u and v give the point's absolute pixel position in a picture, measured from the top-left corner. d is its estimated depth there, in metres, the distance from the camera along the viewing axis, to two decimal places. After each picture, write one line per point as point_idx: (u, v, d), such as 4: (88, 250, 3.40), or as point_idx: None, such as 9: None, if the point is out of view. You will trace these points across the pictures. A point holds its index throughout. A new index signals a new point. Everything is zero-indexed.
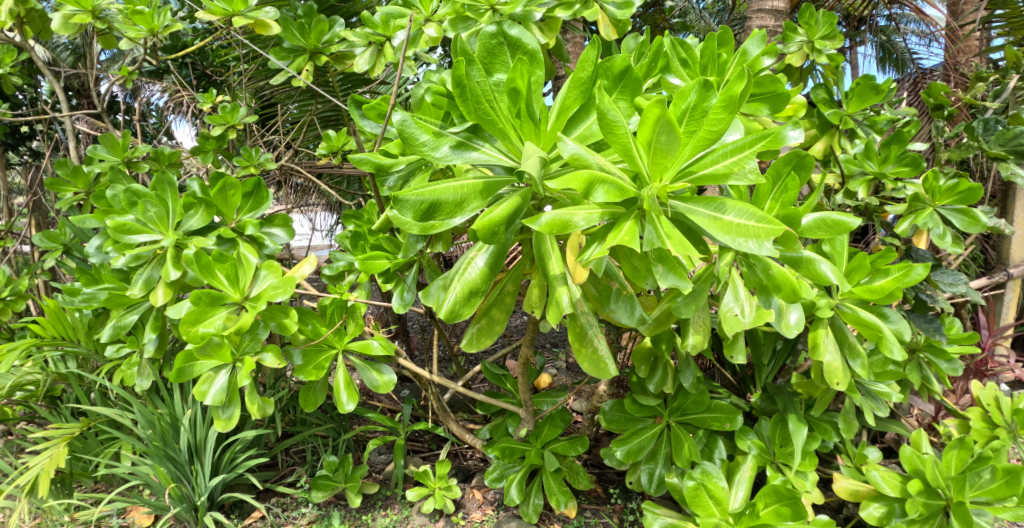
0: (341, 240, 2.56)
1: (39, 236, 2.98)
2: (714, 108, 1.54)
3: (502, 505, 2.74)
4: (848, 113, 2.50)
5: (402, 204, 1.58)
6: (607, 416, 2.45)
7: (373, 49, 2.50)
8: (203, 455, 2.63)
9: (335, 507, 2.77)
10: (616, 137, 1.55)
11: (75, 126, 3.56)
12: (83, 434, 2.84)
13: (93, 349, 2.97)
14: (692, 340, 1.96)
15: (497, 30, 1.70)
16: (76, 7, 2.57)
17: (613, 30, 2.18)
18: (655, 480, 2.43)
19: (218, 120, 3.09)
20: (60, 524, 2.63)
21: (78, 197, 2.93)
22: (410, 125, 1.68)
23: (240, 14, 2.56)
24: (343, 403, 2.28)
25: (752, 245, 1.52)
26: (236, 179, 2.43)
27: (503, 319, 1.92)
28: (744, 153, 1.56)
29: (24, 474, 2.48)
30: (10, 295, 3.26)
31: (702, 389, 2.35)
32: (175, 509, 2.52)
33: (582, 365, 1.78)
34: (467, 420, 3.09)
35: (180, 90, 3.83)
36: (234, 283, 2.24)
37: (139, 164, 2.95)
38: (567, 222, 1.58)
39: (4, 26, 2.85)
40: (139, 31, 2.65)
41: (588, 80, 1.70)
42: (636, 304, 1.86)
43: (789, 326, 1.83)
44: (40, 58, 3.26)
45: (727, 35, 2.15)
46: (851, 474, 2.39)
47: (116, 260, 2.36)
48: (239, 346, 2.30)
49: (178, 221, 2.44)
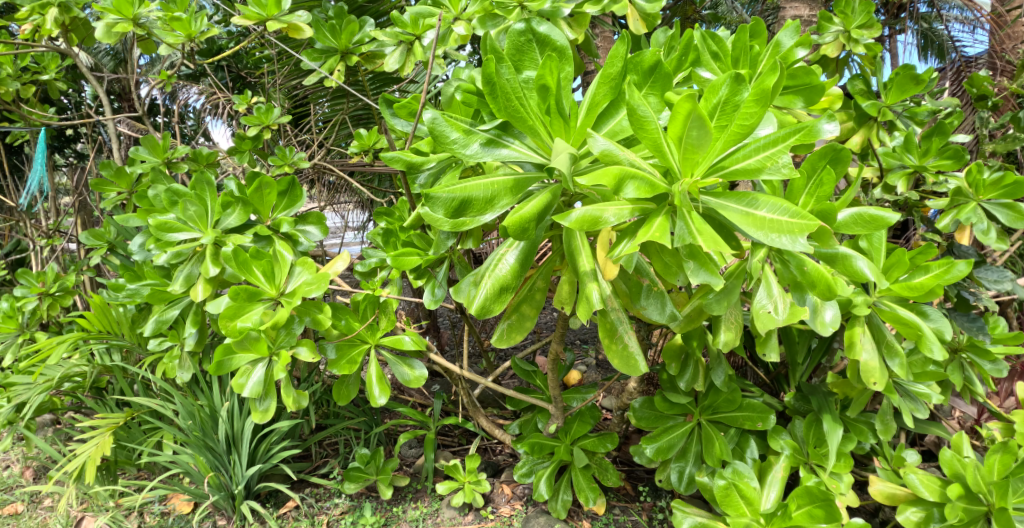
0: (372, 237, 2.60)
1: (85, 235, 3.10)
2: (746, 102, 1.52)
3: (531, 500, 2.76)
4: (886, 104, 2.45)
5: (434, 201, 1.60)
6: (638, 413, 2.44)
7: (403, 48, 2.53)
8: (240, 446, 2.68)
9: (367, 498, 2.82)
10: (646, 132, 1.54)
11: (118, 128, 3.67)
12: (127, 424, 2.91)
13: (137, 342, 3.06)
14: (723, 337, 1.92)
15: (526, 27, 1.71)
16: (117, 14, 2.67)
17: (642, 24, 2.18)
18: (685, 479, 2.41)
19: (253, 121, 3.17)
20: (106, 509, 2.72)
21: (121, 197, 3.05)
22: (441, 123, 1.70)
23: (274, 19, 2.65)
24: (375, 396, 2.32)
25: (784, 241, 1.50)
26: (272, 179, 2.48)
27: (533, 315, 1.92)
28: (777, 147, 1.54)
29: (72, 462, 2.58)
30: (59, 290, 3.40)
31: (734, 387, 2.33)
32: (214, 497, 2.59)
33: (612, 361, 1.77)
34: (498, 416, 3.13)
35: (216, 92, 3.93)
36: (270, 279, 2.29)
37: (178, 164, 3.04)
38: (597, 218, 1.57)
39: (49, 34, 2.93)
40: (177, 36, 2.72)
41: (618, 76, 1.71)
42: (666, 300, 1.83)
43: (825, 324, 1.79)
44: (84, 65, 3.39)
45: (759, 27, 2.08)
46: (887, 477, 2.35)
47: (158, 258, 2.46)
48: (275, 340, 2.34)
49: (217, 219, 2.51)
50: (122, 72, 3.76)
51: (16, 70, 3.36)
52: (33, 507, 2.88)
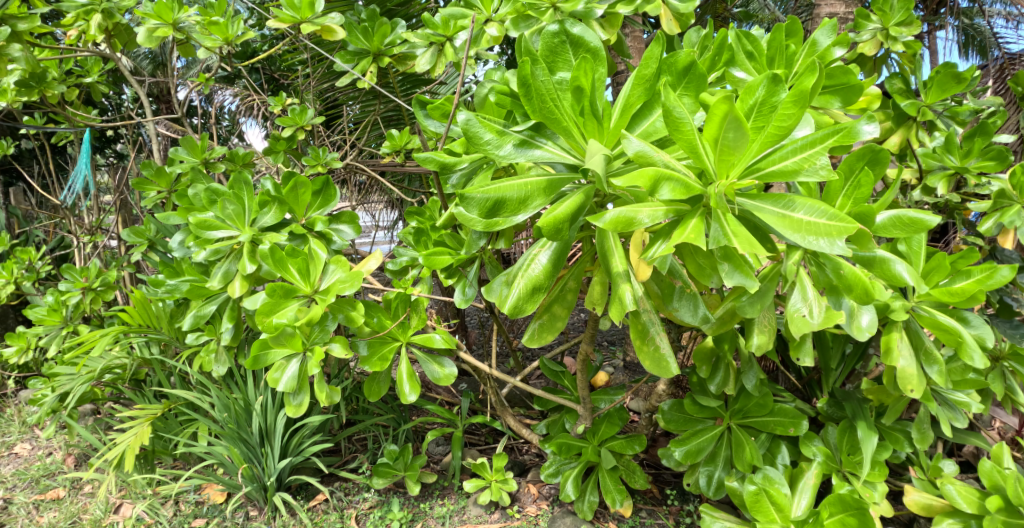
0: (403, 236, 2.63)
1: (126, 232, 3.19)
2: (783, 103, 1.51)
3: (557, 500, 2.77)
4: (926, 103, 2.40)
5: (469, 202, 1.62)
6: (667, 416, 2.42)
7: (434, 49, 2.56)
8: (273, 439, 2.73)
9: (395, 493, 2.85)
10: (681, 134, 1.54)
11: (157, 129, 3.77)
12: (164, 415, 2.99)
13: (175, 336, 3.14)
14: (756, 341, 1.91)
15: (559, 29, 1.72)
16: (158, 19, 2.75)
17: (675, 24, 2.18)
18: (713, 483, 2.40)
19: (288, 122, 3.24)
20: (144, 497, 2.81)
21: (161, 195, 3.13)
22: (475, 124, 1.72)
23: (308, 21, 2.68)
24: (405, 393, 2.34)
25: (822, 244, 1.49)
26: (307, 178, 2.52)
27: (564, 315, 1.93)
28: (815, 149, 1.53)
29: (112, 450, 2.67)
30: (101, 285, 3.50)
31: (766, 392, 2.31)
32: (247, 488, 2.65)
33: (643, 362, 1.77)
34: (525, 416, 3.13)
35: (251, 93, 4.02)
36: (305, 277, 2.33)
37: (216, 164, 3.11)
38: (631, 220, 1.58)
39: (93, 39, 3.01)
40: (215, 40, 2.80)
41: (652, 78, 1.72)
42: (699, 302, 1.84)
43: (861, 329, 1.76)
44: (125, 68, 3.49)
45: (795, 26, 2.06)
46: (923, 488, 2.30)
47: (197, 255, 2.52)
48: (309, 336, 2.39)
49: (254, 218, 2.56)
50: (161, 75, 3.86)
51: (61, 74, 3.46)
52: (75, 493, 2.97)
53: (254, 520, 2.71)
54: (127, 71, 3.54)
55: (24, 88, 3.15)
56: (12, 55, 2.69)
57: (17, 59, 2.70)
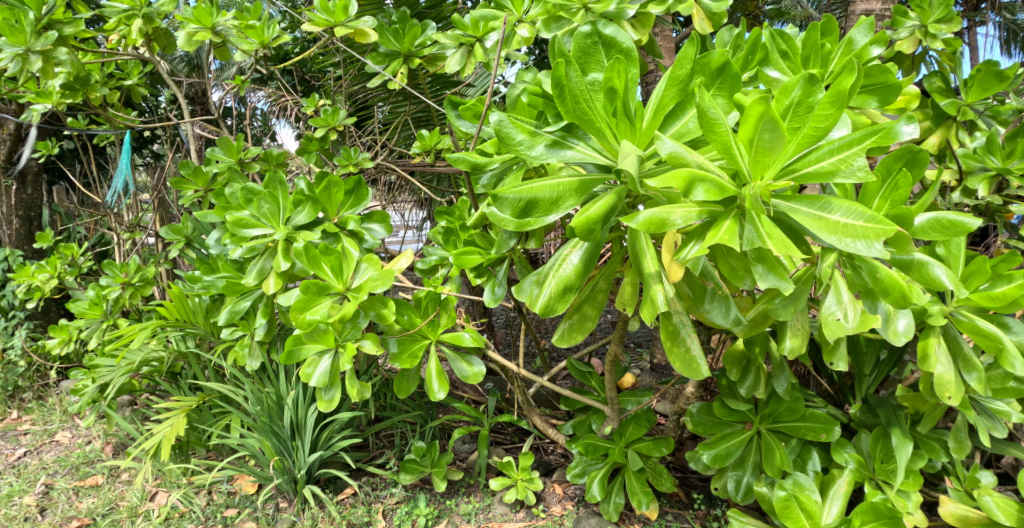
0: (433, 235, 2.66)
1: (165, 230, 3.28)
2: (821, 103, 1.49)
3: (583, 501, 2.78)
4: (966, 103, 2.36)
5: (502, 201, 1.64)
6: (695, 418, 2.41)
7: (464, 49, 2.58)
8: (304, 433, 2.78)
9: (422, 490, 2.88)
10: (716, 135, 1.54)
11: (194, 130, 3.87)
12: (199, 407, 3.06)
13: (210, 331, 3.20)
14: (789, 344, 1.90)
15: (592, 30, 1.73)
16: (198, 24, 2.82)
17: (708, 23, 2.20)
18: (742, 488, 2.38)
19: (320, 123, 3.30)
20: (179, 486, 2.89)
21: (198, 194, 3.21)
22: (507, 125, 1.73)
23: (342, 24, 2.72)
24: (434, 391, 2.37)
25: (859, 246, 1.47)
26: (339, 178, 2.57)
27: (594, 316, 1.93)
28: (852, 150, 1.51)
29: (150, 440, 2.75)
30: (139, 281, 3.60)
31: (797, 396, 2.29)
32: (278, 480, 2.71)
33: (673, 364, 1.77)
34: (550, 416, 3.14)
35: (284, 95, 4.10)
36: (338, 275, 2.37)
37: (251, 164, 3.18)
38: (664, 220, 1.57)
39: (133, 43, 3.08)
40: (251, 43, 2.88)
41: (685, 78, 1.72)
42: (731, 304, 1.82)
43: (897, 334, 1.74)
44: (163, 71, 3.58)
45: (831, 25, 2.04)
46: (959, 498, 2.26)
47: (233, 252, 2.57)
48: (342, 332, 2.43)
49: (288, 217, 2.59)
50: (197, 77, 3.94)
51: (103, 77, 3.55)
52: (113, 480, 3.06)
53: (284, 512, 2.77)
54: (165, 74, 3.63)
55: (69, 91, 3.23)
56: (58, 58, 2.76)
57: (63, 62, 2.77)
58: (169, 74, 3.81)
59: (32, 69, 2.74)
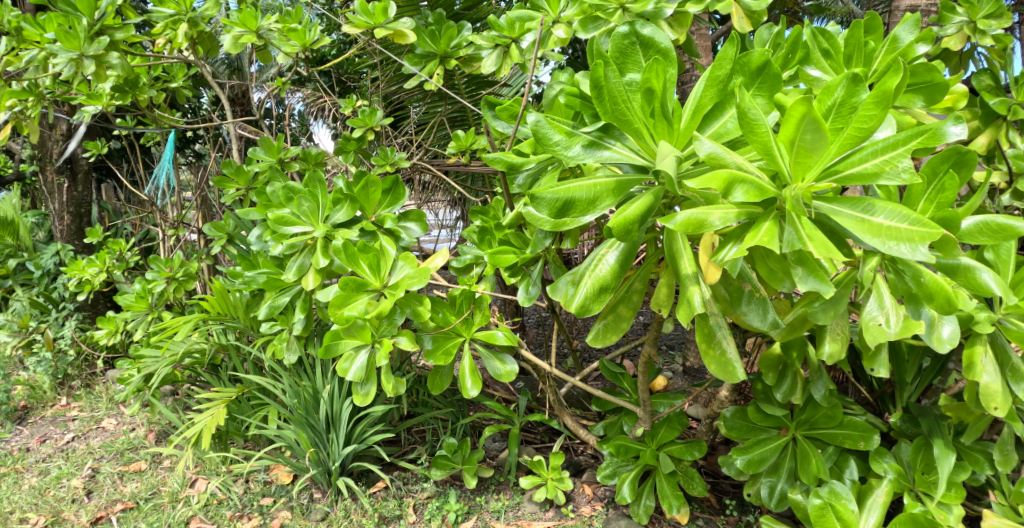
0: (468, 234, 2.68)
1: (207, 227, 3.37)
2: (865, 103, 1.47)
3: (613, 503, 2.77)
4: (1017, 102, 2.29)
5: (539, 201, 1.65)
6: (729, 423, 2.39)
7: (499, 50, 2.60)
8: (338, 426, 2.83)
9: (452, 486, 2.91)
10: (756, 135, 1.52)
11: (236, 129, 3.97)
12: (238, 398, 3.14)
13: (250, 325, 3.28)
14: (828, 349, 1.87)
15: (630, 30, 1.73)
16: (243, 27, 2.89)
17: (747, 22, 2.18)
18: (775, 495, 2.35)
19: (358, 123, 3.35)
20: (219, 474, 2.97)
21: (240, 192, 3.30)
22: (544, 125, 1.74)
23: (380, 26, 2.77)
24: (467, 388, 2.39)
25: (903, 249, 1.44)
26: (377, 177, 2.60)
27: (629, 316, 1.93)
28: (897, 151, 1.49)
29: (191, 429, 2.83)
30: (183, 275, 3.71)
31: (835, 403, 2.25)
32: (313, 471, 2.77)
33: (709, 366, 1.76)
34: (581, 416, 3.14)
35: (323, 96, 4.18)
36: (375, 271, 2.40)
37: (291, 163, 3.25)
38: (703, 221, 1.56)
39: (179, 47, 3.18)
40: (293, 46, 2.91)
41: (725, 79, 1.70)
42: (769, 307, 1.80)
43: (942, 340, 1.70)
44: (207, 73, 3.69)
45: (875, 22, 2.00)
46: (1004, 513, 2.19)
47: (274, 249, 2.64)
48: (378, 329, 2.47)
49: (327, 215, 2.65)
50: (239, 79, 4.03)
51: (150, 79, 3.67)
52: (155, 466, 3.16)
53: (318, 502, 2.83)
54: (209, 76, 3.73)
55: (119, 93, 3.34)
56: (109, 62, 2.87)
57: (114, 66, 2.88)
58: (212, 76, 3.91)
59: (85, 72, 2.84)
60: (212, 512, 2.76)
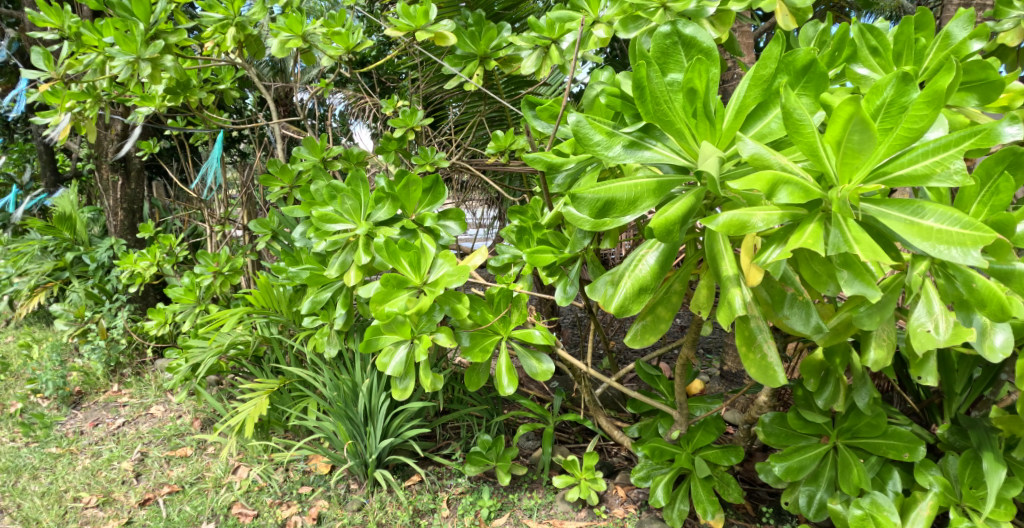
0: (507, 233, 2.69)
1: (252, 223, 3.47)
2: (915, 103, 1.44)
3: (646, 506, 2.76)
4: None
5: (579, 201, 1.66)
6: (768, 428, 2.35)
7: (538, 52, 2.61)
8: (376, 419, 2.88)
9: (485, 482, 2.93)
10: (801, 136, 1.50)
11: (281, 129, 4.07)
12: (280, 389, 3.23)
13: (292, 319, 3.36)
14: (873, 355, 1.83)
15: (671, 30, 1.72)
16: (290, 32, 2.96)
17: (792, 19, 2.12)
18: (814, 504, 2.30)
19: (399, 123, 3.40)
20: (260, 462, 3.06)
21: (284, 190, 3.39)
22: (585, 126, 1.74)
23: (422, 28, 2.77)
24: (504, 385, 2.41)
25: (954, 254, 1.40)
26: (418, 176, 2.64)
27: (668, 318, 1.92)
28: (948, 152, 1.45)
29: (235, 417, 2.92)
30: (229, 270, 3.82)
31: (879, 412, 2.20)
32: (351, 463, 2.83)
33: (749, 370, 1.74)
34: (615, 417, 3.13)
35: (364, 96, 4.25)
36: (416, 269, 2.44)
37: (333, 163, 3.31)
38: (745, 223, 1.55)
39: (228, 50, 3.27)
40: (336, 48, 2.99)
41: (769, 78, 1.69)
42: (812, 311, 1.77)
43: (994, 349, 1.66)
44: (252, 75, 3.81)
45: (926, 18, 1.94)
46: None
47: (318, 246, 2.70)
48: (417, 325, 2.50)
49: (369, 213, 2.70)
50: (282, 81, 4.07)
51: (201, 81, 3.79)
52: (200, 453, 3.27)
53: (354, 493, 2.88)
54: (254, 77, 3.83)
55: (171, 95, 3.44)
56: (164, 65, 2.98)
57: (168, 69, 2.99)
58: (257, 78, 4.01)
59: (141, 75, 2.95)
60: (253, 498, 2.85)
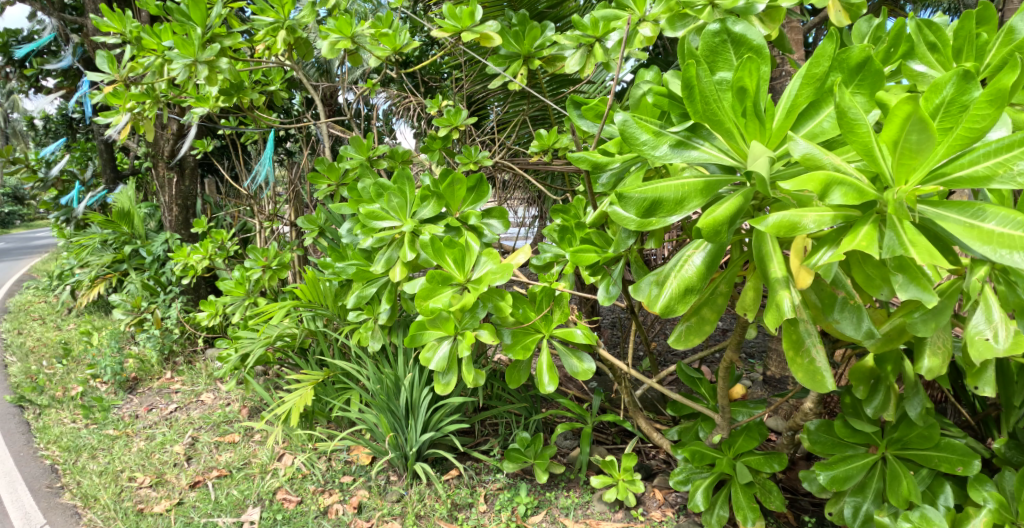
0: (549, 232, 2.70)
1: (300, 220, 3.55)
2: (977, 102, 1.39)
3: (684, 510, 2.73)
4: None
5: (626, 201, 1.66)
6: (813, 436, 2.30)
7: (583, 50, 2.61)
8: (417, 413, 2.92)
9: (523, 479, 2.94)
10: (856, 135, 1.47)
11: (329, 127, 4.16)
12: (325, 381, 3.30)
13: (337, 313, 3.43)
14: (927, 363, 1.77)
15: (721, 28, 1.69)
16: (339, 33, 3.01)
17: (845, 15, 2.09)
18: (860, 516, 2.24)
19: (444, 123, 3.43)
20: (305, 451, 3.14)
21: (330, 188, 3.46)
22: (632, 125, 1.74)
23: (467, 29, 2.82)
24: (545, 383, 2.41)
25: (1017, 259, 1.36)
26: (462, 175, 2.69)
27: (713, 319, 1.91)
28: (1012, 152, 1.40)
29: (282, 407, 3.01)
30: (277, 264, 3.92)
31: (932, 423, 2.14)
32: (392, 455, 2.87)
33: (796, 374, 1.72)
34: (654, 420, 3.10)
35: (409, 95, 4.31)
36: (460, 266, 2.47)
37: (379, 161, 3.36)
38: (795, 224, 1.52)
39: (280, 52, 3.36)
40: (384, 49, 3.05)
41: (823, 76, 1.64)
42: (863, 316, 1.74)
43: None
44: (301, 75, 3.90)
45: (988, 13, 1.88)
46: None
47: (364, 242, 2.75)
48: (461, 321, 2.53)
49: (415, 210, 2.74)
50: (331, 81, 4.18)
51: (252, 81, 3.90)
52: (247, 440, 3.37)
53: (394, 485, 2.93)
54: (303, 78, 3.92)
55: (225, 95, 3.54)
56: (219, 67, 3.07)
57: (224, 70, 3.08)
58: (306, 79, 4.10)
59: (197, 76, 3.05)
60: (297, 485, 2.93)
